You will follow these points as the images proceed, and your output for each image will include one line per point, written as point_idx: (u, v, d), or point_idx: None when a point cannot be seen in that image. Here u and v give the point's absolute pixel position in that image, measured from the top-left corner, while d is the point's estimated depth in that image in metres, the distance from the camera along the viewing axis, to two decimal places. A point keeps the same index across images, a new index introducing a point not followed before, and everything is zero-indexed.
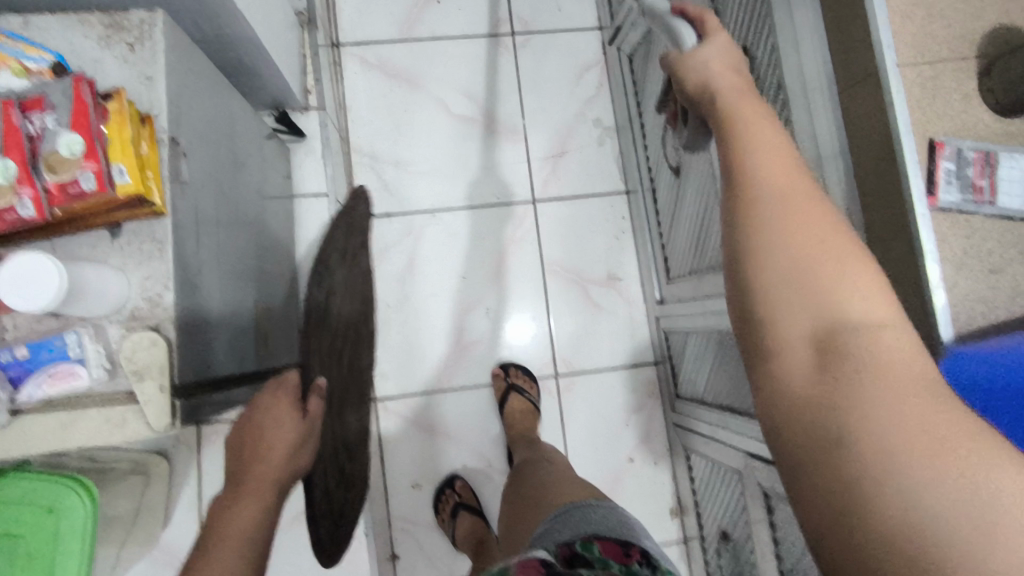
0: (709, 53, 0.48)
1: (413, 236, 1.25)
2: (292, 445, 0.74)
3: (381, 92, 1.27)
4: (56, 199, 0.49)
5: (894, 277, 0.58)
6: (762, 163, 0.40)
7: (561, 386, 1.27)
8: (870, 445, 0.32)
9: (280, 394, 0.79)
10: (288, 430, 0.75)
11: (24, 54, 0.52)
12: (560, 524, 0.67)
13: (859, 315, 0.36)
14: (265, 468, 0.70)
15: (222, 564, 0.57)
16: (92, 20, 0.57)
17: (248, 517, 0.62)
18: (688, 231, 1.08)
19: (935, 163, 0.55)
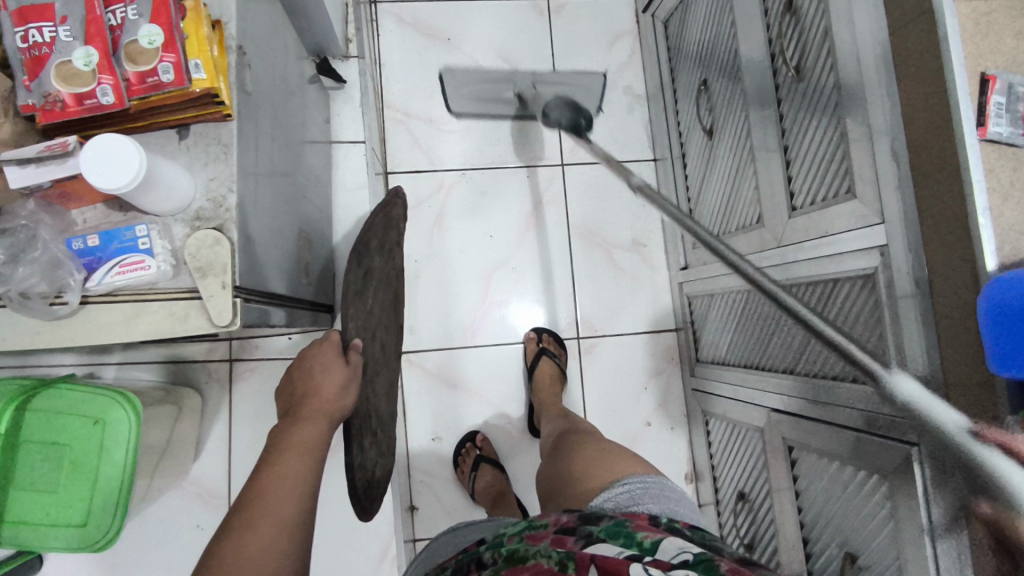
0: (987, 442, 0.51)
1: (443, 194, 1.27)
2: (343, 389, 0.74)
3: (416, 50, 1.29)
4: (135, 88, 0.51)
5: (941, 211, 0.60)
6: None
7: (582, 348, 1.28)
8: None
9: (327, 343, 0.77)
10: (338, 374, 0.74)
11: None
12: (642, 491, 0.67)
13: None
14: (318, 407, 0.70)
15: (285, 487, 0.60)
16: None
17: (304, 447, 0.65)
18: (718, 193, 1.10)
19: (987, 96, 0.56)
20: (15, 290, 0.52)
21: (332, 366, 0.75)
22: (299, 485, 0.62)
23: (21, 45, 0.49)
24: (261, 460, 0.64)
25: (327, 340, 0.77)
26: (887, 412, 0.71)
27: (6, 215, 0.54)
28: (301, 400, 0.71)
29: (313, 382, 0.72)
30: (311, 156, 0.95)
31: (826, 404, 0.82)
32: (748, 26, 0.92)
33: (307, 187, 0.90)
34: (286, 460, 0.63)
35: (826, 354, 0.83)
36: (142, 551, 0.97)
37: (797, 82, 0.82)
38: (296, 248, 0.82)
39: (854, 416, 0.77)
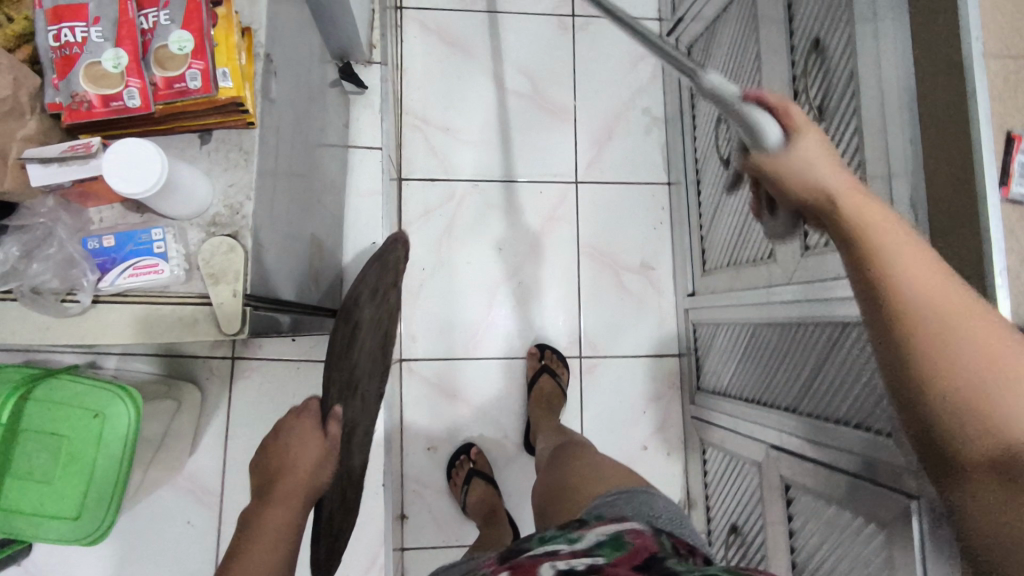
0: (808, 150, 0.50)
1: (455, 203, 1.27)
2: (321, 461, 0.70)
3: (439, 59, 1.29)
4: (161, 93, 0.51)
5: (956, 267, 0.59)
6: (909, 271, 0.46)
7: (583, 367, 1.28)
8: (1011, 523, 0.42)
9: (305, 415, 0.75)
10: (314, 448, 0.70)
11: None
12: (624, 501, 0.68)
13: (1013, 417, 0.42)
14: (292, 485, 0.67)
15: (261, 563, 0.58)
16: None
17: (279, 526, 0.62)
18: (731, 224, 1.09)
19: (1012, 156, 0.57)
20: (28, 285, 0.52)
21: (308, 439, 0.71)
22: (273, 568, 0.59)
23: (52, 43, 0.49)
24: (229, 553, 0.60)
25: (305, 412, 0.75)
26: (886, 459, 0.70)
27: (25, 209, 0.54)
28: (274, 478, 0.68)
29: (289, 456, 0.69)
30: (327, 160, 0.95)
31: (826, 447, 0.82)
32: (772, 60, 0.91)
33: (322, 192, 0.90)
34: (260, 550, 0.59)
35: (830, 396, 0.82)
36: (130, 543, 0.97)
37: (818, 122, 0.81)
38: (308, 253, 0.82)
39: (854, 461, 0.76)
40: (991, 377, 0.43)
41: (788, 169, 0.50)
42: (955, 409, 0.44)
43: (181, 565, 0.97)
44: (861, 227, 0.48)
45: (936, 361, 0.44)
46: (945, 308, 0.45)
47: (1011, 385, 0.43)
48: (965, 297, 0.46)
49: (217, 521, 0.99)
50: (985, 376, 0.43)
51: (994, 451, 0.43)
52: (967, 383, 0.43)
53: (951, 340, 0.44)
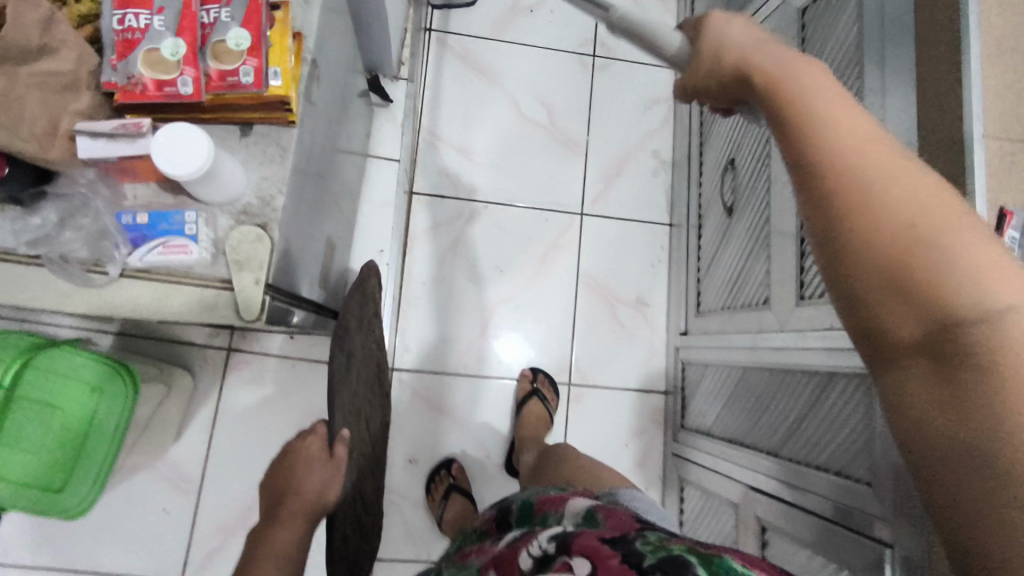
0: (731, 26, 0.44)
1: (463, 221, 1.30)
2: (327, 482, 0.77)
3: (460, 82, 1.34)
4: (214, 84, 0.53)
5: None
6: (809, 89, 0.38)
7: (571, 394, 1.29)
8: (886, 241, 0.34)
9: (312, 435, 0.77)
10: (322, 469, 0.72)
11: None
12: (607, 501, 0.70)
13: (897, 202, 0.34)
14: (298, 506, 0.74)
15: None
16: None
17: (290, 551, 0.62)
18: (729, 270, 1.13)
19: (1004, 230, 0.60)
20: (57, 252, 0.53)
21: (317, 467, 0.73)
22: None
23: (115, 26, 0.52)
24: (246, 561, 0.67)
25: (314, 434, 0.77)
26: (863, 506, 0.73)
27: (63, 180, 0.55)
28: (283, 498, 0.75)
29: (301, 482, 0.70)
30: (347, 165, 0.98)
31: (809, 491, 0.83)
32: None
33: (339, 195, 0.93)
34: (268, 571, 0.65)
35: (812, 441, 0.85)
36: (102, 526, 0.95)
37: None
38: (320, 254, 0.84)
39: (830, 506, 0.78)
40: (911, 239, 0.33)
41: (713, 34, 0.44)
42: (853, 261, 0.34)
43: (151, 554, 0.96)
44: (802, 116, 0.37)
45: (866, 230, 0.34)
46: (883, 170, 0.35)
47: (887, 186, 0.34)
48: (897, 159, 0.35)
49: (194, 512, 0.98)
50: (934, 240, 0.33)
51: (923, 309, 0.33)
52: (893, 239, 0.33)
53: (814, 124, 0.36)
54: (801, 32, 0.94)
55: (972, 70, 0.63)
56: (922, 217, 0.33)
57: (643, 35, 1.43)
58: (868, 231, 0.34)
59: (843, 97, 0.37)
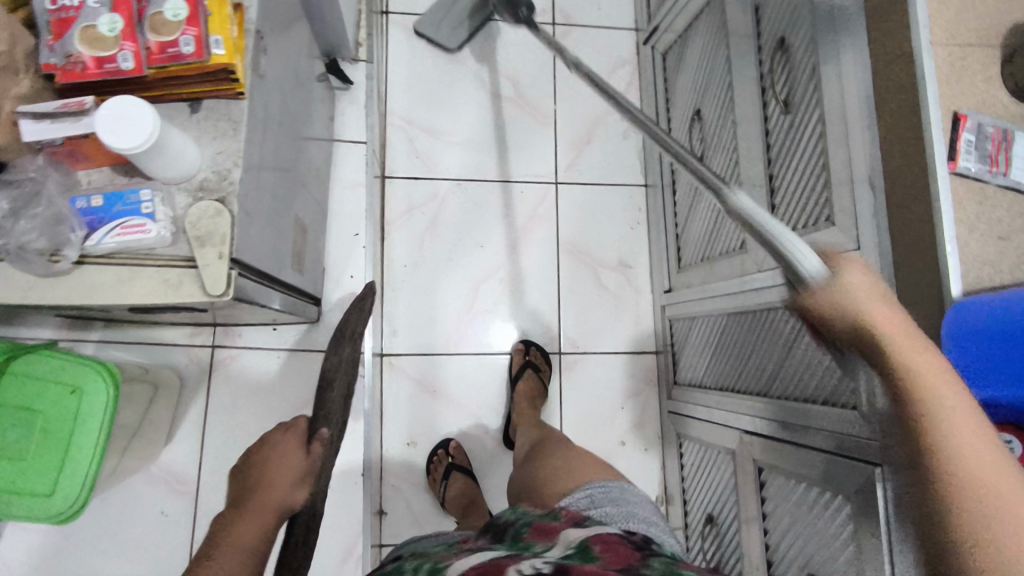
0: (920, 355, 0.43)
1: (439, 201, 1.30)
2: (296, 471, 0.73)
3: (420, 63, 1.33)
4: (155, 57, 0.53)
5: (909, 240, 0.63)
6: (952, 426, 0.42)
7: (563, 363, 1.30)
8: (963, 511, 0.40)
9: (290, 432, 0.78)
10: (291, 463, 0.73)
11: None
12: (601, 492, 0.71)
13: (1004, 527, 0.39)
14: (267, 498, 0.69)
15: None
16: None
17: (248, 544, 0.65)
18: (705, 221, 1.12)
19: (958, 133, 0.60)
20: (13, 243, 0.53)
21: (290, 455, 0.74)
22: None
23: (49, 7, 0.52)
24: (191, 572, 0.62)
25: (292, 430, 0.78)
26: (851, 433, 0.72)
27: (12, 170, 0.55)
28: (252, 491, 0.71)
29: (267, 470, 0.72)
30: (311, 148, 0.97)
31: (801, 426, 0.82)
32: (742, 60, 0.96)
33: (305, 179, 0.92)
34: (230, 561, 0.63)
35: (798, 377, 0.84)
36: (103, 533, 0.95)
37: (784, 115, 0.85)
38: (291, 235, 0.83)
39: (822, 438, 0.78)
40: (962, 487, 0.40)
41: (835, 296, 0.45)
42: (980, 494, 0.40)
43: (154, 556, 0.95)
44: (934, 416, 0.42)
45: (963, 486, 0.40)
46: (970, 443, 0.41)
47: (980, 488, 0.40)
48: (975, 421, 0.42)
49: (193, 512, 0.97)
50: (966, 486, 0.40)
51: None
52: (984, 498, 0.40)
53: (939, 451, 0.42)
54: None
55: None
56: (994, 489, 0.40)
57: None
58: (954, 452, 0.41)
59: (969, 404, 0.42)
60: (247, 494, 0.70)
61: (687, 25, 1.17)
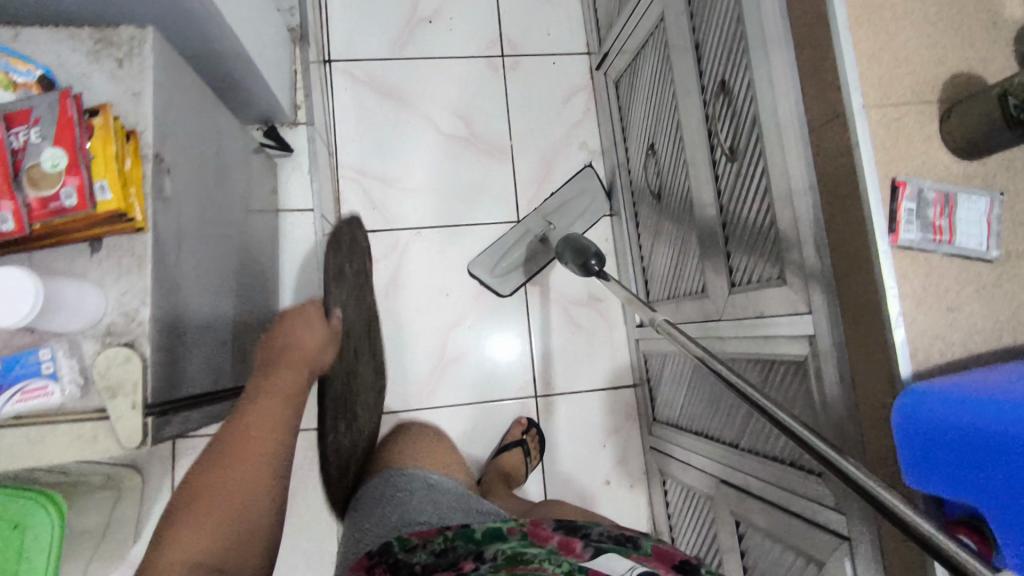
0: None
1: (400, 252, 1.27)
2: (322, 343, 0.88)
3: (368, 111, 1.29)
4: (36, 213, 0.50)
5: (859, 312, 0.59)
6: None
7: (540, 406, 1.28)
8: None
9: (303, 310, 0.90)
10: (311, 332, 0.87)
11: (12, 68, 0.53)
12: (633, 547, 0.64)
13: None
14: (296, 356, 0.83)
15: (245, 479, 0.69)
16: (82, 35, 0.59)
17: (275, 419, 0.74)
18: (668, 258, 1.10)
19: (897, 204, 0.56)
20: None
21: (315, 326, 0.89)
22: (257, 488, 0.70)
23: None
24: (198, 469, 0.69)
25: (308, 305, 0.91)
26: (819, 499, 0.70)
27: None
28: (278, 352, 0.83)
29: (289, 338, 0.84)
30: (251, 230, 0.94)
31: (770, 484, 0.80)
32: (687, 99, 0.92)
33: (246, 265, 0.89)
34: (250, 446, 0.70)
35: (764, 432, 0.83)
36: None
37: (731, 161, 0.82)
38: (232, 333, 0.80)
39: (792, 499, 0.76)
40: None
41: None
42: None
43: None
44: None
45: None
46: None
47: None
48: None
49: None
50: None
51: None
52: None
53: None
54: (690, 7, 0.89)
55: (843, 37, 0.59)
56: None
57: (549, 24, 1.37)
58: None
59: None
60: (270, 363, 0.81)
61: (634, 54, 1.13)
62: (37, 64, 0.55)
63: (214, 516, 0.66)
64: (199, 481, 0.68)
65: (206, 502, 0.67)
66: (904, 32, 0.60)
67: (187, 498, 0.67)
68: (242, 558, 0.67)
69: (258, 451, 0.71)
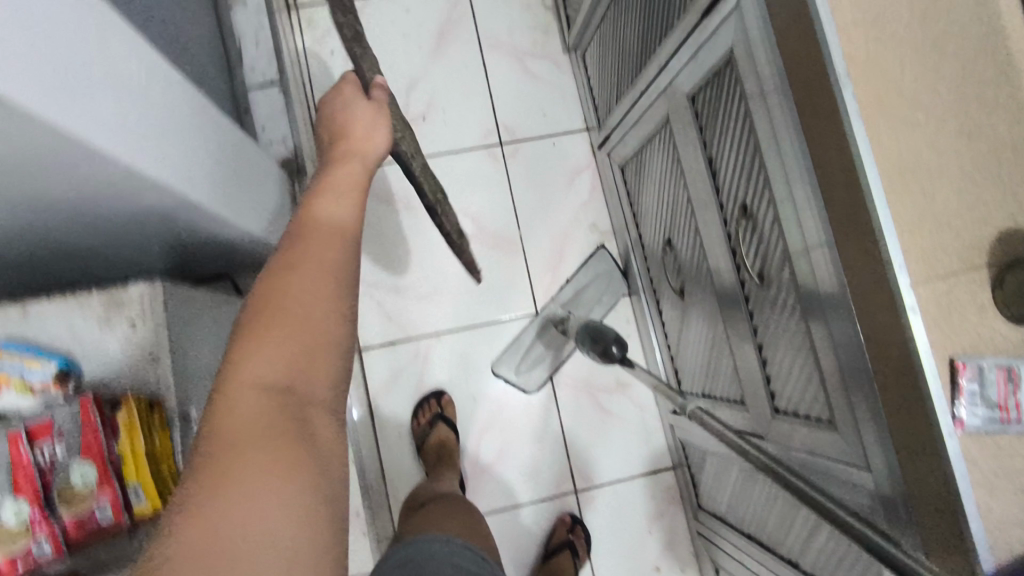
0: None
1: (422, 361, 1.25)
2: (376, 123, 0.66)
3: (371, 220, 1.27)
4: (72, 535, 0.57)
5: (930, 496, 0.56)
6: None
7: (580, 500, 1.26)
8: None
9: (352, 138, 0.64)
10: (362, 111, 0.66)
11: (26, 370, 0.59)
12: None
13: None
14: (342, 207, 0.57)
15: (266, 419, 0.44)
16: (90, 300, 0.63)
17: (334, 288, 0.51)
18: (699, 354, 1.07)
19: (958, 388, 0.54)
20: None
21: (377, 123, 0.66)
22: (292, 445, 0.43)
23: None
24: (261, 285, 0.50)
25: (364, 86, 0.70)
26: None
27: None
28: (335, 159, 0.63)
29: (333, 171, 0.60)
30: None
31: None
32: (705, 211, 0.89)
33: None
34: (270, 428, 0.43)
35: (828, 563, 0.80)
36: None
37: (761, 287, 0.78)
38: None
39: None
40: None
41: None
42: None
43: None
44: None
45: None
46: None
47: None
48: None
49: None
50: None
51: None
52: None
53: None
54: (697, 120, 0.85)
55: (882, 211, 0.54)
56: None
57: (544, 105, 1.34)
58: None
59: None
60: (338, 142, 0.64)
61: (639, 145, 1.09)
62: (49, 359, 0.60)
63: (282, 349, 0.46)
64: (277, 284, 0.49)
65: (234, 392, 0.44)
66: (945, 192, 0.55)
67: (257, 315, 0.48)
68: (317, 370, 0.48)
69: (331, 283, 0.51)
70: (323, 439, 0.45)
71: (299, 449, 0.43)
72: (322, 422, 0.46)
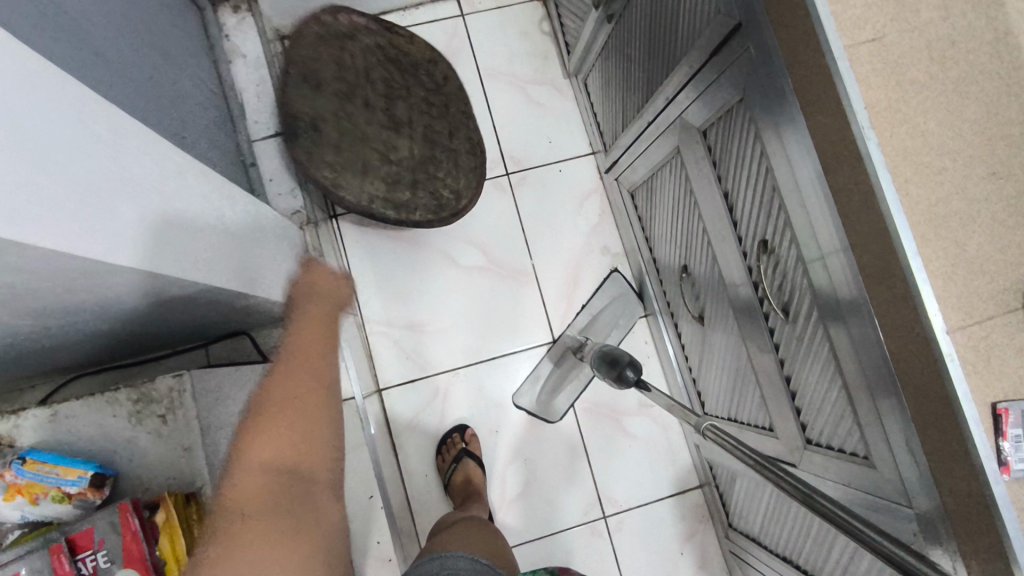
0: None
1: (442, 397, 1.24)
2: (335, 292, 0.94)
3: (383, 259, 1.26)
4: None
5: (985, 548, 0.54)
6: None
7: (610, 527, 1.25)
8: None
9: (310, 267, 0.94)
10: (320, 281, 0.92)
11: (65, 480, 0.73)
12: None
13: None
14: (299, 336, 0.82)
15: (261, 485, 0.69)
16: (122, 400, 0.83)
17: (297, 391, 0.77)
18: (722, 378, 1.06)
19: (1003, 434, 0.53)
20: None
21: (338, 286, 0.94)
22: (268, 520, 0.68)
23: None
24: (279, 367, 0.80)
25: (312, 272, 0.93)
26: None
27: None
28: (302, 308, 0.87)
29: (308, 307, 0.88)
30: None
31: None
32: (721, 242, 0.88)
33: None
34: (260, 535, 0.66)
35: None
36: None
37: (787, 322, 0.77)
38: None
39: None
40: None
41: None
42: None
43: None
44: None
45: None
46: None
47: None
48: None
49: None
50: None
51: None
52: None
53: None
54: (710, 154, 0.85)
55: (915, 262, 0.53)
56: None
57: (549, 132, 1.34)
58: None
59: None
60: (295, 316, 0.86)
61: (649, 172, 1.09)
62: (85, 467, 0.75)
63: (287, 437, 0.73)
64: (291, 378, 0.78)
65: (250, 504, 0.68)
66: (976, 237, 0.55)
67: (270, 409, 0.74)
68: (309, 459, 0.74)
69: (313, 365, 0.80)
70: (306, 508, 0.72)
71: (288, 510, 0.70)
72: (321, 496, 0.74)
